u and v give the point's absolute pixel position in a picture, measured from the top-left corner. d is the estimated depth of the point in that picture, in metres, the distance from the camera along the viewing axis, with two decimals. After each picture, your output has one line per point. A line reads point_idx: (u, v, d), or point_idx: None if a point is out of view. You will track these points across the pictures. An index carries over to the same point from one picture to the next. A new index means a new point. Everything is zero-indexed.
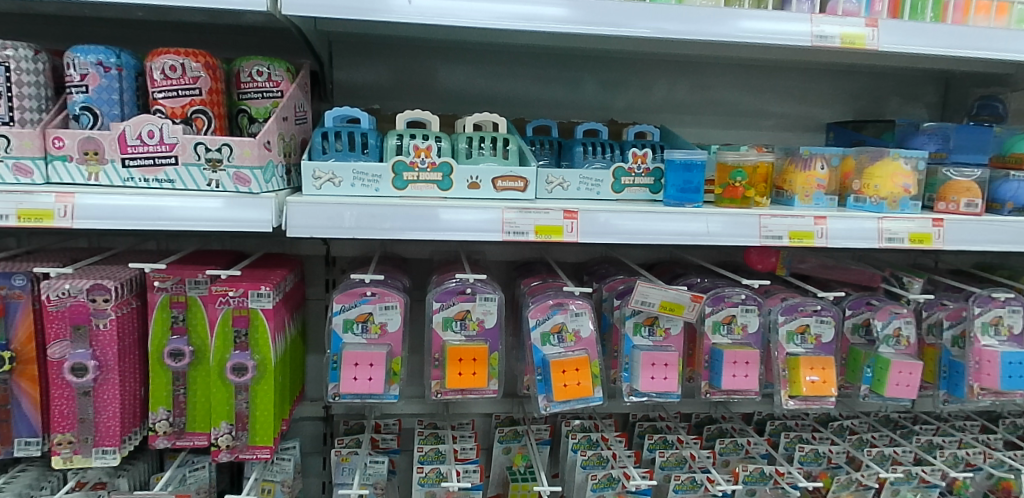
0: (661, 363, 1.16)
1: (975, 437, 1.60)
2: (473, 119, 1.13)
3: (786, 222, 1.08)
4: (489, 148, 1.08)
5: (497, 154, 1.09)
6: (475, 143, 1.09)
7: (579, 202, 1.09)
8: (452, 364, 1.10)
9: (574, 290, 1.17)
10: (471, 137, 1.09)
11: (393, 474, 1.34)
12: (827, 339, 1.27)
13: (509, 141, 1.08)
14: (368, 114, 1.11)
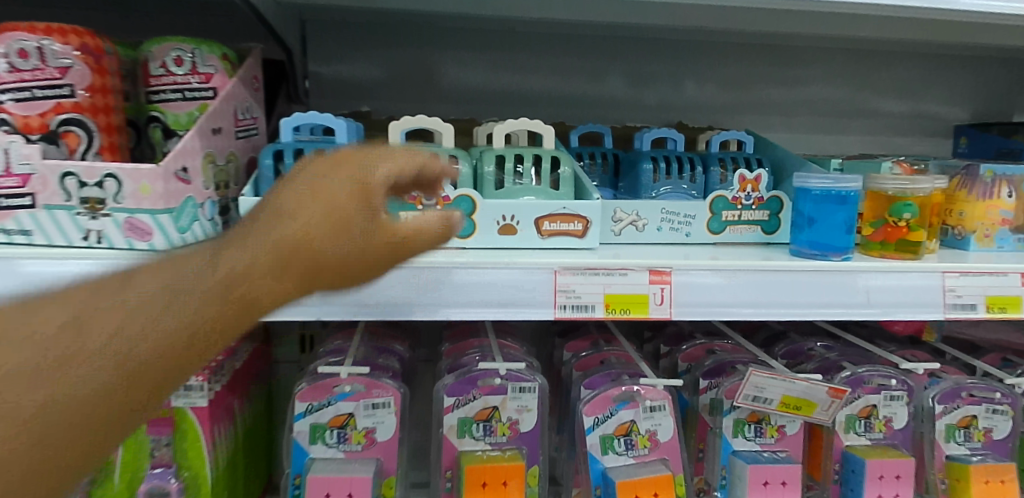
0: (776, 482, 0.80)
1: None
2: (506, 127, 0.76)
3: (984, 283, 0.71)
4: (529, 172, 0.71)
5: (542, 183, 0.72)
6: (509, 165, 0.72)
7: (666, 254, 0.72)
8: (473, 491, 0.72)
9: (657, 380, 0.81)
10: (502, 155, 0.72)
11: None
12: (1000, 435, 0.89)
13: (561, 162, 0.71)
14: (347, 121, 0.75)
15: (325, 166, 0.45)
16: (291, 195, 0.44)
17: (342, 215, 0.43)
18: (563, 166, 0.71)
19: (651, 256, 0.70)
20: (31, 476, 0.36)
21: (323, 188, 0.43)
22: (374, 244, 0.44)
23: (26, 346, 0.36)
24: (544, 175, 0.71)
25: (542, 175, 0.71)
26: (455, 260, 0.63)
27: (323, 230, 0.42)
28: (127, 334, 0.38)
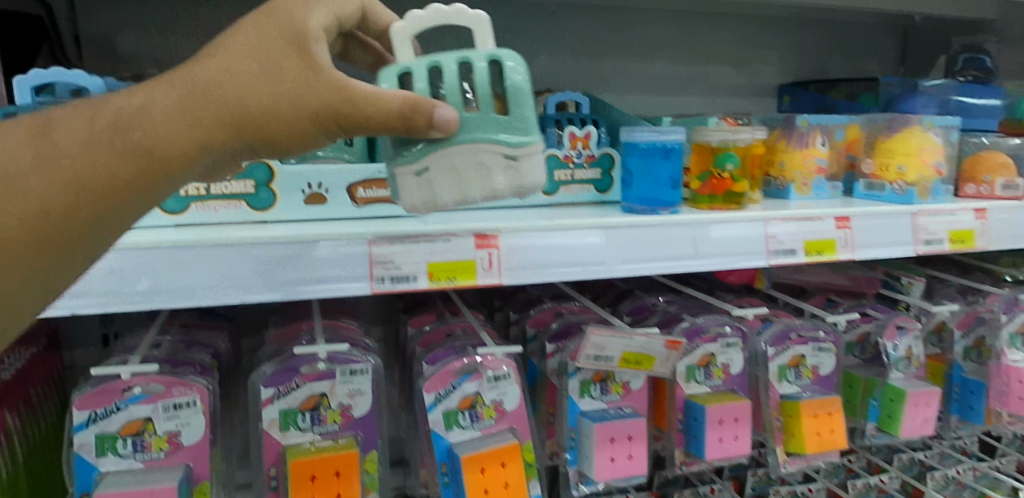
0: (623, 437, 0.80)
1: (952, 446, 1.39)
2: (415, 21, 0.51)
3: (804, 229, 0.73)
4: (458, 89, 0.50)
5: (480, 110, 0.50)
6: (425, 79, 0.49)
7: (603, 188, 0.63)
8: (301, 486, 0.64)
9: (497, 348, 0.77)
10: (409, 69, 0.50)
11: None
12: (826, 371, 0.95)
13: (501, 60, 0.51)
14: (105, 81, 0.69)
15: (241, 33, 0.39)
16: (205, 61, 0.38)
17: (288, 66, 0.40)
18: (508, 69, 0.50)
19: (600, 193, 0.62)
20: None
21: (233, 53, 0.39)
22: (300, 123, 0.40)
23: None
24: (480, 86, 0.50)
25: (481, 96, 0.50)
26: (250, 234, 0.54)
27: (256, 93, 0.38)
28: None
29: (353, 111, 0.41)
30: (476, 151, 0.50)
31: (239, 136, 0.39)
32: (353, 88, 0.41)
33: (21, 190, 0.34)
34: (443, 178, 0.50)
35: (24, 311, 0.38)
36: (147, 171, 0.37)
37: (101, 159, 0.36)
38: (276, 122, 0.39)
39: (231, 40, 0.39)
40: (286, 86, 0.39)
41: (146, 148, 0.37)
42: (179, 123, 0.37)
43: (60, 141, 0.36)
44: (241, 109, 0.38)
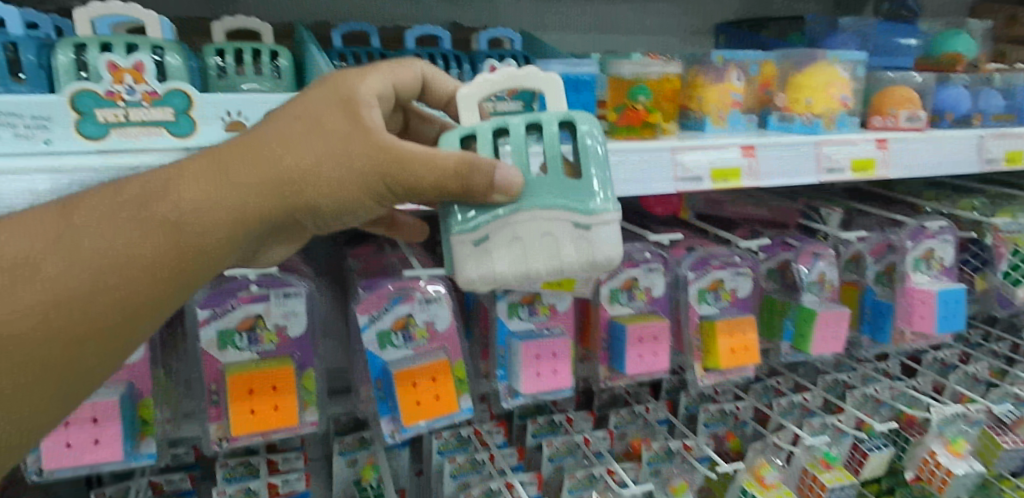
0: (548, 354, 0.86)
1: (875, 368, 1.50)
2: (484, 83, 0.59)
3: (709, 157, 0.79)
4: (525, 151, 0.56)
5: (550, 176, 0.56)
6: (489, 142, 0.55)
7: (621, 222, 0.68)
8: (239, 399, 0.69)
9: (419, 271, 0.80)
10: (475, 131, 0.56)
11: None
12: (743, 293, 1.02)
13: (572, 124, 0.58)
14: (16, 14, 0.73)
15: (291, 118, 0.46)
16: (255, 145, 0.45)
17: (328, 131, 0.46)
18: (580, 135, 0.57)
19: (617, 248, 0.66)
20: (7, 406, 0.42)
21: (278, 135, 0.45)
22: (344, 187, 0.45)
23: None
24: (553, 157, 0.57)
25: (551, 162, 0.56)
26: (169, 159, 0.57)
27: (300, 166, 0.45)
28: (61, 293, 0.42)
29: (397, 169, 0.45)
30: (547, 221, 0.55)
31: (283, 201, 0.45)
32: (393, 151, 0.46)
33: (87, 267, 0.42)
34: (506, 240, 0.55)
35: (100, 365, 0.45)
36: (180, 243, 0.44)
37: (131, 237, 0.43)
38: (321, 187, 0.45)
39: (278, 125, 0.46)
40: (326, 152, 0.45)
41: (181, 224, 0.44)
42: (221, 194, 0.44)
43: (86, 223, 0.43)
44: (282, 175, 0.45)
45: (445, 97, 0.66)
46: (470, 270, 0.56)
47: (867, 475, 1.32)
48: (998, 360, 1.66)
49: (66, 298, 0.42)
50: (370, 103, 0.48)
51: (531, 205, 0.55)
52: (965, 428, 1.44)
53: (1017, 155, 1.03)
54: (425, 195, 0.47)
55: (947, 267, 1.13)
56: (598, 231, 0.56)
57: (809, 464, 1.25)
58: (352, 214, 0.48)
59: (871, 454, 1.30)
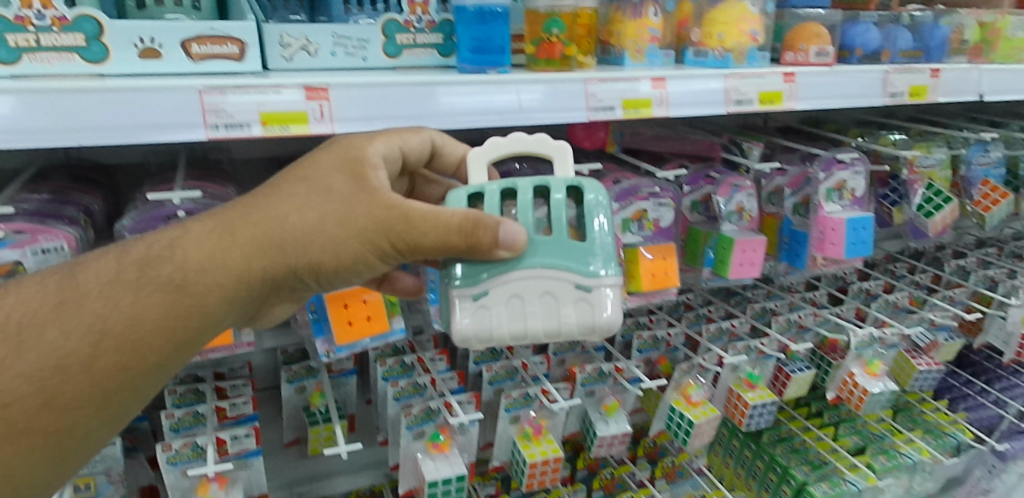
0: None
1: (802, 298, 1.62)
2: (494, 146, 0.73)
3: (620, 89, 0.84)
4: (529, 212, 0.69)
5: (556, 238, 0.69)
6: (495, 202, 0.68)
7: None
8: None
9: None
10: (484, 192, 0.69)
11: (137, 451, 0.99)
12: (666, 223, 1.09)
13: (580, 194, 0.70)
14: None
15: (293, 193, 0.62)
16: (264, 218, 0.62)
17: (331, 195, 0.62)
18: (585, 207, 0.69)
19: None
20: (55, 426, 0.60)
21: (283, 210, 0.62)
22: (343, 243, 0.62)
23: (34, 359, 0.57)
24: (558, 225, 0.70)
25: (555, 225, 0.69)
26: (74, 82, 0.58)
27: (306, 232, 0.61)
28: (91, 347, 0.59)
29: (401, 224, 0.61)
30: (549, 282, 0.68)
31: (283, 257, 0.61)
32: (389, 216, 0.62)
33: (108, 324, 0.59)
34: (509, 295, 0.68)
35: (122, 393, 0.63)
36: (185, 298, 0.61)
37: (140, 299, 0.60)
38: (329, 244, 0.62)
39: (281, 204, 0.62)
40: (329, 213, 0.61)
41: (187, 284, 0.61)
42: (227, 253, 0.61)
43: (96, 290, 0.60)
44: (286, 240, 0.61)
45: (454, 159, 0.78)
46: (466, 321, 0.67)
47: (790, 394, 1.43)
48: (918, 291, 1.77)
49: (91, 349, 0.59)
50: (373, 166, 0.64)
51: (534, 264, 0.67)
52: (881, 351, 1.54)
53: (921, 90, 1.09)
54: (413, 252, 0.63)
55: (858, 197, 1.20)
56: (597, 294, 0.69)
57: (735, 385, 1.38)
58: (350, 268, 0.63)
59: (793, 374, 1.41)
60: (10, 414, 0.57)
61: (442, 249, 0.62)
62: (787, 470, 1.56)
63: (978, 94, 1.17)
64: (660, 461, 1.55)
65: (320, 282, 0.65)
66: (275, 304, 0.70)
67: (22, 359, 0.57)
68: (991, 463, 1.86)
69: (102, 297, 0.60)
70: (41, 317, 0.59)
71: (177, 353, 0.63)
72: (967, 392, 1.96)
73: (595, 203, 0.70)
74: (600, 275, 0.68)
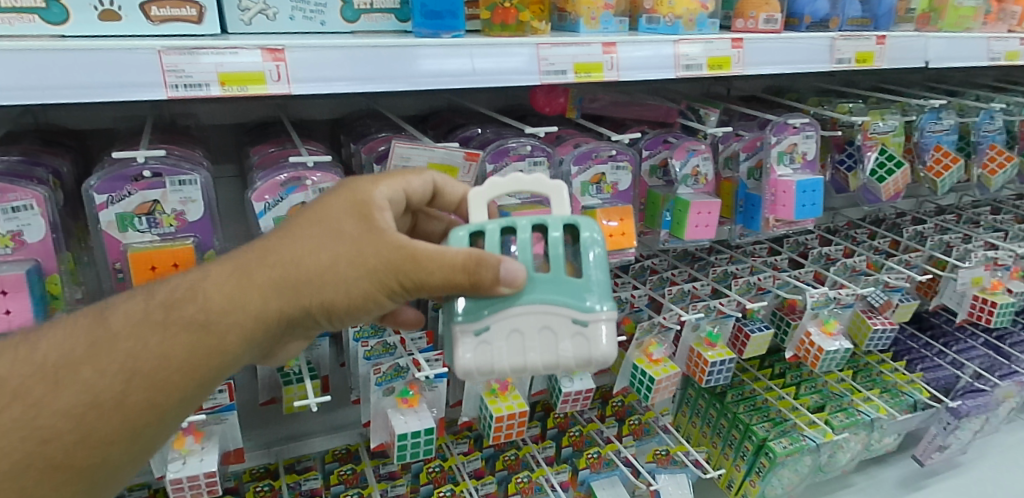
0: None
1: (764, 262, 1.68)
2: (495, 186, 0.73)
3: (571, 53, 0.87)
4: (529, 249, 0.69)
5: (553, 272, 0.69)
6: (496, 241, 0.68)
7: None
8: (143, 275, 0.76)
9: (305, 159, 0.86)
10: (485, 229, 0.69)
11: None
12: (624, 186, 1.13)
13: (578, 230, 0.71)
14: None
15: (313, 230, 0.62)
16: (282, 256, 0.61)
17: (342, 236, 0.62)
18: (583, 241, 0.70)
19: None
20: (81, 467, 0.60)
21: (300, 247, 0.61)
22: (360, 280, 0.61)
23: (64, 398, 0.58)
24: (556, 260, 0.70)
25: (553, 260, 0.69)
26: (38, 43, 0.62)
27: (322, 271, 0.61)
28: (115, 387, 0.59)
29: (408, 265, 0.60)
30: (548, 317, 0.68)
31: (296, 298, 0.61)
32: (406, 252, 0.60)
33: (133, 365, 0.59)
34: (508, 331, 0.68)
35: (152, 433, 0.62)
36: (207, 338, 0.61)
37: (165, 339, 0.60)
38: (347, 282, 0.61)
39: (300, 239, 0.61)
40: (342, 256, 0.61)
41: (208, 324, 0.61)
42: (244, 295, 0.61)
43: (124, 330, 0.61)
44: (303, 278, 0.61)
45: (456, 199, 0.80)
46: (468, 356, 0.68)
47: (749, 353, 1.49)
48: (876, 255, 1.81)
49: (117, 389, 0.59)
50: (381, 207, 0.64)
51: (533, 300, 0.68)
52: (838, 311, 1.59)
53: (868, 56, 1.13)
54: (424, 291, 0.62)
55: (809, 161, 1.26)
56: (594, 328, 0.69)
57: (695, 344, 1.44)
58: (362, 309, 0.63)
59: (753, 333, 1.47)
60: (49, 449, 0.58)
61: (451, 288, 0.61)
62: (748, 427, 1.58)
63: (924, 60, 1.22)
64: (628, 418, 1.59)
65: (334, 322, 0.65)
66: (291, 342, 0.70)
67: (59, 398, 0.58)
68: (948, 423, 1.72)
69: (131, 337, 0.60)
70: (75, 358, 0.60)
71: (200, 390, 0.63)
72: (925, 354, 1.95)
73: (591, 237, 0.71)
74: (598, 309, 0.68)
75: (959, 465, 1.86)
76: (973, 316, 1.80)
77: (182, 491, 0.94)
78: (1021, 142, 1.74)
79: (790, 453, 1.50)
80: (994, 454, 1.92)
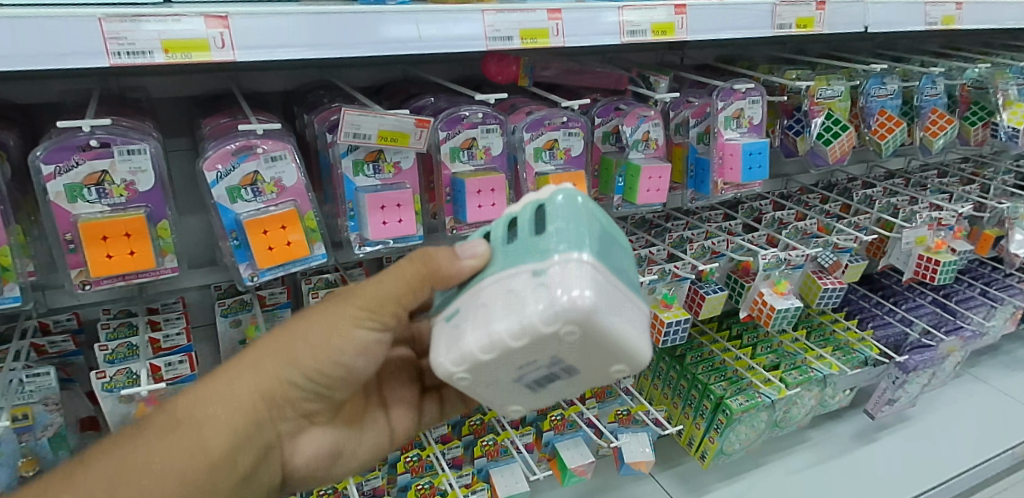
0: (392, 205, 0.96)
1: (719, 227, 1.73)
2: None
3: (517, 19, 0.89)
4: (505, 230, 0.67)
5: (523, 238, 0.63)
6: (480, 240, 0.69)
7: (642, 296, 0.66)
8: (95, 245, 0.77)
9: (255, 127, 0.87)
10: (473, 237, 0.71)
11: (70, 383, 1.06)
12: (576, 152, 1.15)
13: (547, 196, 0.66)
14: None
15: (287, 324, 0.78)
16: (266, 344, 0.77)
17: (309, 316, 0.77)
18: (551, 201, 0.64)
19: (641, 326, 0.64)
20: None
21: (279, 332, 0.78)
22: (327, 335, 0.74)
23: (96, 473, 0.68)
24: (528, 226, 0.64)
25: (522, 227, 0.65)
26: None
27: (296, 339, 0.75)
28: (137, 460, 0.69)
29: (361, 301, 0.73)
30: (511, 280, 0.61)
31: (275, 361, 0.75)
32: (356, 299, 0.74)
33: (156, 439, 0.71)
34: (477, 313, 0.63)
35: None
36: (213, 413, 0.73)
37: (181, 420, 0.72)
38: (318, 340, 0.74)
39: (278, 330, 0.78)
40: (306, 321, 0.76)
41: (214, 400, 0.74)
42: (240, 377, 0.75)
43: (147, 424, 0.73)
44: (282, 349, 0.76)
45: None
46: (442, 353, 0.64)
47: (704, 314, 1.54)
48: (827, 218, 1.86)
49: (140, 457, 0.69)
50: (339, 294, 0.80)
51: (497, 271, 0.63)
52: (788, 272, 1.63)
53: (808, 21, 1.17)
54: (385, 312, 0.73)
55: (755, 125, 1.31)
56: (555, 275, 0.58)
57: (652, 306, 1.49)
58: (334, 352, 0.74)
59: (707, 295, 1.52)
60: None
61: (415, 289, 0.71)
62: (707, 386, 1.61)
63: (863, 25, 1.26)
64: None
65: (318, 380, 0.76)
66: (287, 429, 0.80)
67: (93, 475, 0.68)
68: (896, 378, 1.79)
69: (153, 426, 0.72)
70: (107, 450, 0.70)
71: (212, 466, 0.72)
72: (875, 312, 2.01)
73: (559, 199, 0.64)
74: (555, 254, 0.59)
75: (908, 418, 1.96)
76: (919, 274, 1.87)
77: None
78: (962, 105, 1.81)
79: (746, 409, 1.54)
80: (940, 407, 2.02)
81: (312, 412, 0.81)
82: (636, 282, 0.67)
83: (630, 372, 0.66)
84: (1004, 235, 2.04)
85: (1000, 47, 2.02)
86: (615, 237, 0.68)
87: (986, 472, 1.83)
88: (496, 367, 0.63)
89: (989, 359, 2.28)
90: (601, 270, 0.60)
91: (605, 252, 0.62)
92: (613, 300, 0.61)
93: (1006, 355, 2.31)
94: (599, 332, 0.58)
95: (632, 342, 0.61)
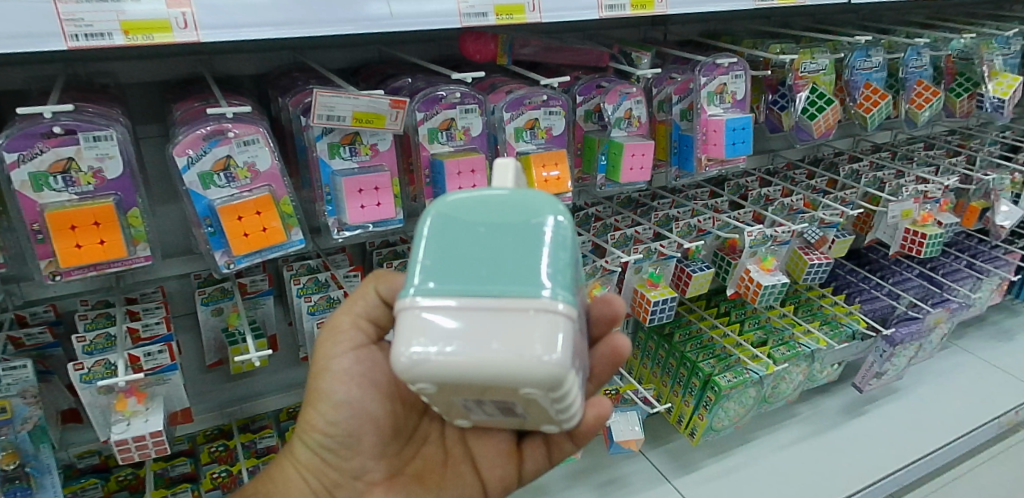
0: (370, 188, 0.94)
1: (705, 204, 1.73)
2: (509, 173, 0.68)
3: None
4: None
5: None
6: None
7: (535, 302, 0.55)
8: (64, 235, 0.75)
9: (225, 111, 0.85)
10: None
11: (50, 375, 1.05)
12: (558, 131, 1.14)
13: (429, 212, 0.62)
14: None
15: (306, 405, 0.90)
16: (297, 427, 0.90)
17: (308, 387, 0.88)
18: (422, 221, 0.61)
19: (520, 343, 0.53)
20: None
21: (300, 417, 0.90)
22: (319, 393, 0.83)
23: None
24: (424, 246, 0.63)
25: None
26: None
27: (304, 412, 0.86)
28: None
29: (324, 345, 0.84)
30: None
31: (302, 438, 0.86)
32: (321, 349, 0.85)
33: None
34: None
35: None
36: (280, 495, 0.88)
37: None
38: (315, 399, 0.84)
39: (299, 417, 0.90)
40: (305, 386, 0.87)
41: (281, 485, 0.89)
42: (291, 461, 0.89)
43: None
44: (303, 426, 0.86)
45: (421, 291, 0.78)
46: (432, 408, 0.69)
47: (691, 292, 1.54)
48: (814, 193, 1.85)
49: None
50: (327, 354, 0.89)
51: None
52: (774, 248, 1.62)
53: None
54: (344, 328, 0.83)
55: (738, 100, 1.30)
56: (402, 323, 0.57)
57: (638, 285, 1.48)
58: (326, 395, 0.83)
59: (693, 273, 1.52)
60: None
61: (363, 294, 0.82)
62: (695, 363, 1.62)
63: None
64: None
65: (334, 432, 0.84)
66: (347, 489, 0.88)
67: None
68: (884, 351, 1.79)
69: None
70: None
71: None
72: (863, 287, 2.01)
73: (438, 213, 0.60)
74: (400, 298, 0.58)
75: (896, 391, 1.97)
76: (905, 247, 1.88)
77: (128, 451, 0.93)
78: (948, 76, 1.80)
79: (734, 386, 1.55)
80: (929, 379, 2.03)
81: (362, 467, 0.87)
82: (540, 278, 0.56)
83: (546, 390, 0.54)
84: (989, 207, 2.05)
85: (985, 17, 2.01)
86: (516, 228, 0.58)
87: (974, 442, 1.85)
88: (463, 406, 0.65)
89: (976, 331, 2.30)
90: (456, 306, 0.56)
91: (462, 270, 0.57)
92: (471, 329, 0.54)
93: (991, 325, 2.34)
94: (456, 375, 0.54)
95: (495, 367, 0.53)
